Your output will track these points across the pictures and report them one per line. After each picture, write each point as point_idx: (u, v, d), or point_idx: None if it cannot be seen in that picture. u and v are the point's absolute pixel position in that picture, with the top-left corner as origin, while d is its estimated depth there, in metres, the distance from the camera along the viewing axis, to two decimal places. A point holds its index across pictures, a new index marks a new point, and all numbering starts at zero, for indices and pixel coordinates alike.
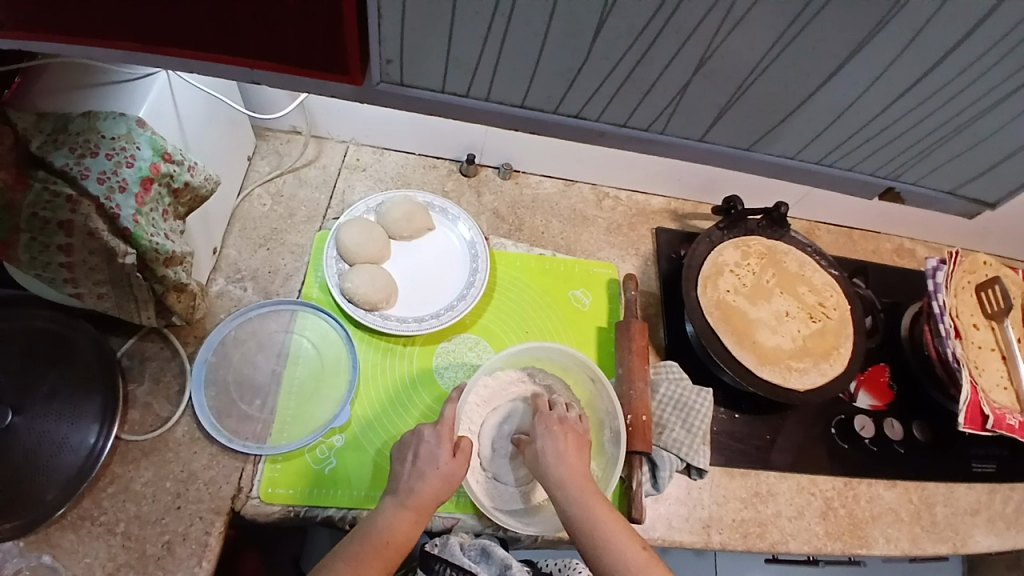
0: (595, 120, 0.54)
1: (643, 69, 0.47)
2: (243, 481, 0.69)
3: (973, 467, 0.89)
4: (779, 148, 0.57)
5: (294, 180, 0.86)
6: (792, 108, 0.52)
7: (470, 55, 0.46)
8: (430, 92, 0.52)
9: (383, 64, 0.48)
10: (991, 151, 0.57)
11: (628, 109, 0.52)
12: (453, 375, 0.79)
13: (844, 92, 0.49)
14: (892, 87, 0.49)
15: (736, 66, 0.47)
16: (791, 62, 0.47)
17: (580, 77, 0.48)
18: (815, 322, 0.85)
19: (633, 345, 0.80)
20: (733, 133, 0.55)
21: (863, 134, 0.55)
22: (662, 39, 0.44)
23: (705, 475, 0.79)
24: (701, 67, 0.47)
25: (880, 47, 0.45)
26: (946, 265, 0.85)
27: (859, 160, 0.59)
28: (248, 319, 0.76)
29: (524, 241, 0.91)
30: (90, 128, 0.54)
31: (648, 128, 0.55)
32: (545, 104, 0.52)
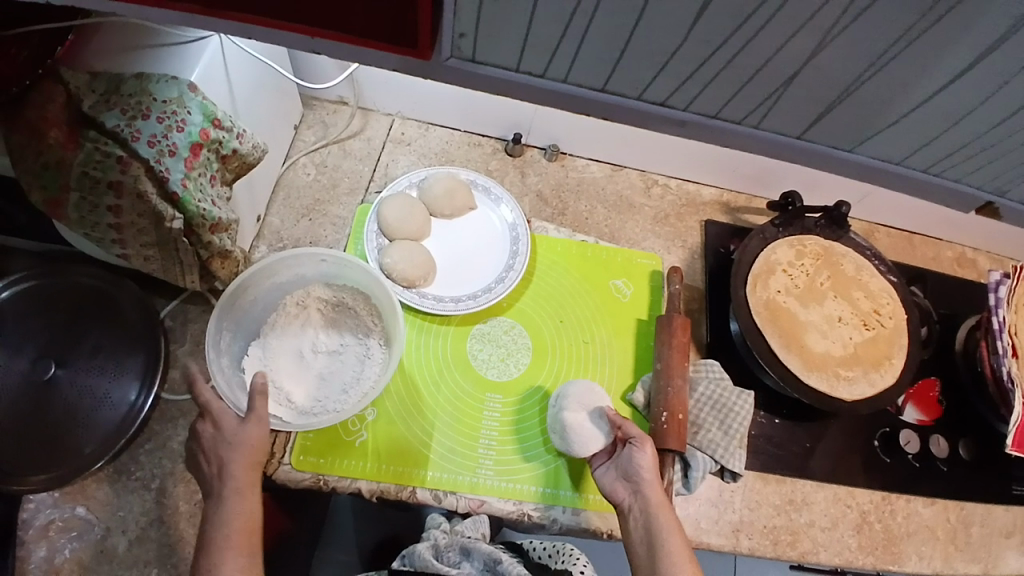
0: (681, 109, 0.51)
1: (746, 57, 0.44)
2: (276, 447, 0.70)
3: (1013, 489, 0.84)
4: (881, 151, 0.53)
5: (339, 151, 0.86)
6: (907, 110, 0.48)
7: (552, 34, 0.44)
8: (502, 71, 0.49)
9: (454, 38, 0.46)
10: None
11: (722, 100, 0.49)
12: (487, 357, 0.78)
13: (964, 94, 0.46)
14: (1022, 93, 0.45)
15: (852, 62, 0.44)
16: (907, 61, 0.43)
17: (674, 61, 0.45)
18: (869, 330, 0.81)
19: (674, 340, 0.77)
20: (837, 133, 0.52)
21: (977, 141, 0.51)
22: (767, 31, 0.42)
23: (738, 479, 0.77)
24: (809, 61, 0.44)
25: (1020, 45, 0.41)
26: (1009, 280, 0.79)
27: (968, 172, 0.55)
28: (274, 279, 0.73)
29: (566, 226, 0.88)
30: (143, 90, 0.54)
31: (742, 120, 0.51)
32: (630, 90, 0.49)
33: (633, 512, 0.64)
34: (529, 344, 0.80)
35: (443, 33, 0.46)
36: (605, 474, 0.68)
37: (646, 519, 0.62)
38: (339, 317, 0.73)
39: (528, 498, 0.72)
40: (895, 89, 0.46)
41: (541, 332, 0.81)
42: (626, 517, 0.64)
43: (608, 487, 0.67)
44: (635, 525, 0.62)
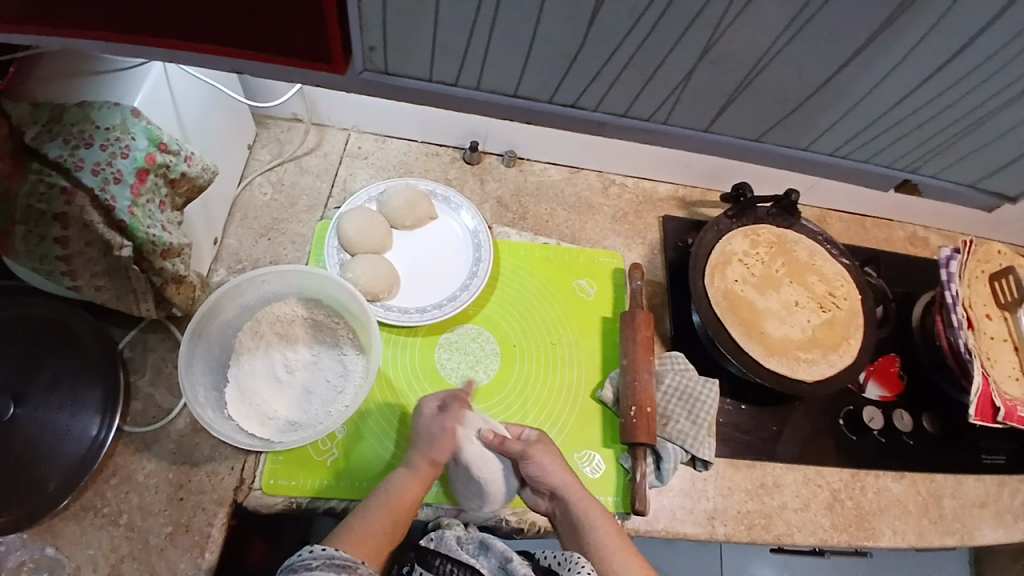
0: (593, 111, 0.57)
1: (642, 56, 0.48)
2: (246, 472, 0.69)
3: (982, 459, 0.87)
4: (783, 140, 0.60)
5: (295, 169, 0.85)
6: (802, 100, 0.53)
7: (457, 42, 0.48)
8: (418, 81, 0.54)
9: (365, 51, 0.50)
10: (1005, 146, 0.60)
11: (627, 99, 0.55)
12: (456, 366, 0.79)
13: (857, 83, 0.50)
14: (911, 74, 0.49)
15: (747, 52, 0.47)
16: (801, 51, 0.47)
17: (575, 65, 0.50)
18: (825, 313, 0.83)
19: (638, 335, 0.79)
20: (738, 125, 0.58)
21: (877, 125, 0.56)
22: (658, 31, 0.45)
23: (710, 467, 0.78)
24: (706, 52, 0.47)
25: (900, 32, 0.44)
26: (959, 253, 0.83)
27: (873, 154, 0.61)
28: (230, 304, 0.72)
29: (527, 230, 0.89)
30: (85, 118, 0.53)
31: (648, 118, 0.57)
32: (541, 93, 0.54)
33: (558, 515, 0.69)
34: (497, 349, 0.80)
35: (354, 47, 0.50)
36: (523, 486, 0.71)
37: (567, 518, 0.68)
38: (311, 336, 0.73)
39: (505, 503, 0.73)
40: (787, 82, 0.51)
41: (509, 337, 0.81)
42: (555, 523, 0.70)
43: (531, 498, 0.71)
44: (562, 526, 0.69)
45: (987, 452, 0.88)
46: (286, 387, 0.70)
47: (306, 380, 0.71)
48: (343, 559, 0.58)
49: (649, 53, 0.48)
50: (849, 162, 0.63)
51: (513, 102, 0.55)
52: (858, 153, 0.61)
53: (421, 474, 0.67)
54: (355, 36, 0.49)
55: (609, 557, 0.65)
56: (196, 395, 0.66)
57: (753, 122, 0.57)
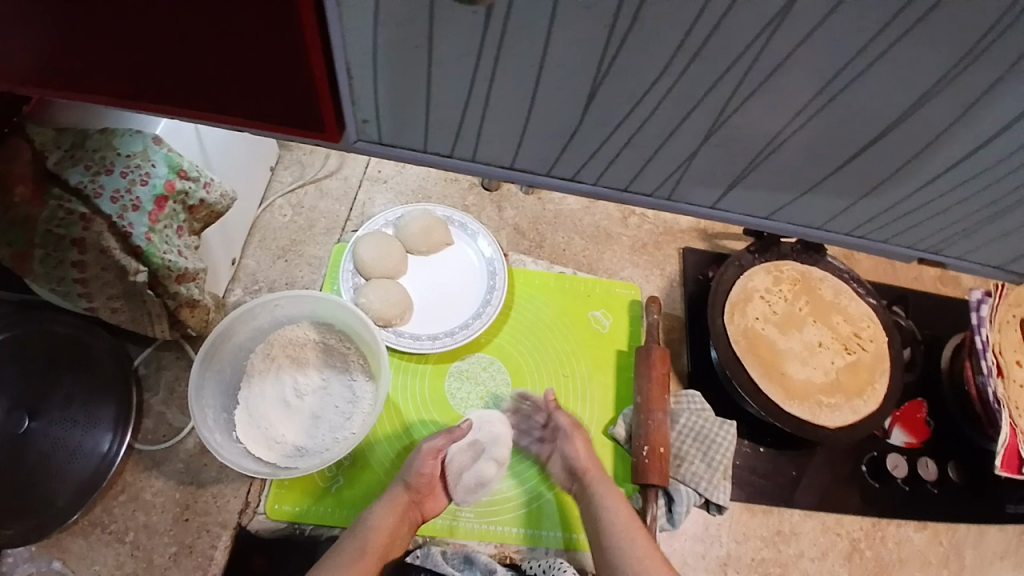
0: (591, 184, 0.51)
1: (643, 137, 0.44)
2: (250, 496, 0.69)
3: (1007, 508, 0.82)
4: (798, 219, 0.53)
5: (315, 191, 0.86)
6: (830, 171, 0.46)
7: (450, 117, 0.44)
8: (412, 151, 0.49)
9: (359, 123, 0.46)
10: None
11: (630, 174, 0.48)
12: (466, 395, 0.78)
13: (877, 165, 0.44)
14: (931, 165, 0.43)
15: (752, 135, 0.43)
16: (812, 140, 0.43)
17: (577, 137, 0.45)
18: (850, 355, 0.80)
19: (653, 372, 0.77)
20: (751, 202, 0.51)
21: (891, 211, 0.50)
22: (662, 111, 0.41)
23: (725, 512, 0.75)
24: (711, 135, 0.43)
25: (926, 121, 0.39)
26: (991, 297, 0.78)
27: (894, 235, 0.53)
28: (243, 327, 0.72)
29: (544, 258, 0.89)
30: (107, 145, 0.54)
31: (652, 193, 0.51)
32: (538, 166, 0.49)
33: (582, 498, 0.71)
34: (508, 380, 0.79)
35: (347, 118, 0.46)
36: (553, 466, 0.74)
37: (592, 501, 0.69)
38: (322, 361, 0.73)
39: (510, 540, 0.71)
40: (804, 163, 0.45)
41: (521, 368, 0.80)
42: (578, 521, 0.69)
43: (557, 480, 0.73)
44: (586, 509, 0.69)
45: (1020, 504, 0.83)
46: (295, 413, 0.70)
47: (315, 406, 0.71)
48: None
49: (648, 135, 0.44)
50: (866, 243, 0.55)
51: (509, 174, 0.50)
52: (876, 234, 0.54)
53: (398, 506, 0.66)
54: (348, 106, 0.45)
55: (626, 533, 0.66)
56: (205, 418, 0.66)
57: (763, 203, 0.51)
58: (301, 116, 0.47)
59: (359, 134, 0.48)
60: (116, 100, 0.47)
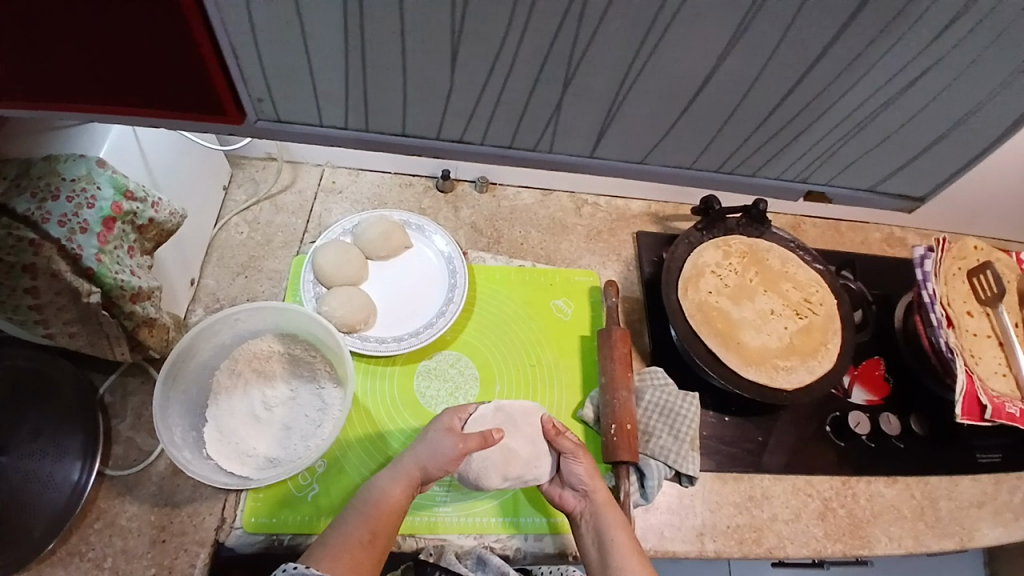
0: (478, 143, 0.65)
1: (506, 95, 0.58)
2: (226, 512, 0.69)
3: (977, 458, 0.86)
4: (671, 160, 0.69)
5: (271, 207, 0.87)
6: (684, 106, 0.60)
7: (334, 89, 0.58)
8: (306, 125, 0.64)
9: (255, 102, 0.60)
10: (896, 156, 0.70)
11: (507, 131, 0.63)
12: (435, 393, 0.78)
13: (724, 99, 0.59)
14: (773, 91, 0.58)
15: (603, 65, 0.54)
16: (646, 99, 0.59)
17: (449, 102, 0.59)
18: (802, 319, 0.83)
19: (615, 352, 0.79)
20: (620, 149, 0.67)
21: (751, 137, 0.65)
22: (514, 75, 0.55)
23: (696, 482, 0.77)
24: (567, 83, 0.56)
25: (746, 47, 0.52)
26: (933, 252, 0.84)
27: (759, 165, 0.71)
28: (205, 346, 0.73)
29: (503, 253, 0.90)
30: (52, 171, 0.55)
31: (534, 146, 0.66)
32: (427, 130, 0.64)
33: (584, 516, 0.70)
34: (476, 374, 0.80)
35: (245, 101, 0.60)
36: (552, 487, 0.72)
37: (595, 520, 0.69)
38: (290, 373, 0.74)
39: (487, 530, 0.72)
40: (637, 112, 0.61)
41: (488, 361, 0.82)
42: (578, 526, 0.70)
43: (558, 500, 0.71)
44: (586, 528, 0.69)
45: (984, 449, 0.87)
46: (265, 425, 0.71)
47: (285, 416, 0.71)
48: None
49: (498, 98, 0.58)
50: (739, 176, 0.72)
51: (459, 147, 0.66)
52: (742, 169, 0.71)
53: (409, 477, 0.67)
54: (243, 90, 0.59)
55: (627, 556, 0.66)
56: (172, 437, 0.67)
57: (636, 147, 0.67)
58: (203, 106, 0.60)
59: (256, 114, 0.62)
60: (37, 104, 0.55)
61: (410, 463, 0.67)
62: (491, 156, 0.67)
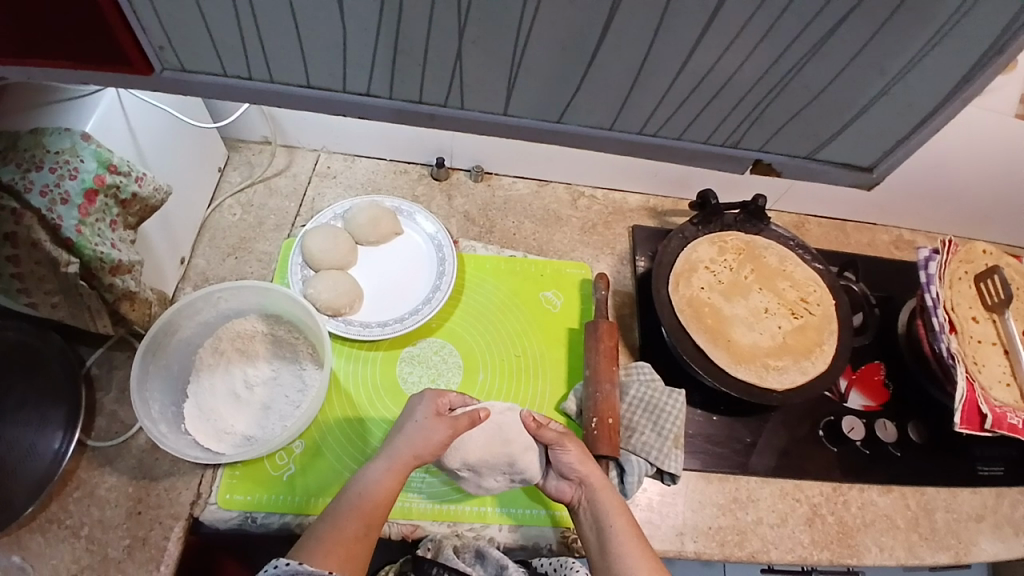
0: (387, 98, 0.59)
1: (407, 43, 0.52)
2: (203, 487, 0.70)
3: (977, 470, 0.83)
4: (586, 120, 0.60)
5: (264, 190, 0.87)
6: (587, 59, 0.53)
7: (231, 34, 0.52)
8: (211, 77, 0.57)
9: (157, 50, 0.55)
10: (838, 116, 0.58)
11: (415, 84, 0.57)
12: (418, 379, 0.78)
13: (631, 43, 0.51)
14: (679, 37, 0.50)
15: (498, 1, 0.48)
16: (544, 46, 0.52)
17: (347, 50, 0.53)
18: (797, 318, 0.81)
19: (601, 345, 0.78)
20: (533, 108, 0.59)
21: (672, 94, 0.56)
22: (407, 10, 0.49)
23: (679, 481, 0.76)
24: (468, 15, 0.49)
25: None
26: (938, 254, 0.81)
27: (683, 126, 0.60)
28: (190, 323, 0.74)
29: (494, 243, 0.90)
30: (36, 144, 0.56)
31: (445, 103, 0.59)
32: (331, 83, 0.58)
33: (582, 504, 0.69)
34: (459, 363, 0.80)
35: (147, 49, 0.55)
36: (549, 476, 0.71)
37: (593, 508, 0.67)
38: (272, 352, 0.74)
39: (463, 519, 0.72)
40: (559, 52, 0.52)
41: (472, 349, 0.81)
42: (576, 513, 0.69)
43: (554, 490, 0.70)
44: (584, 516, 0.68)
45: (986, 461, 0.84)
46: (244, 403, 0.71)
47: (265, 396, 0.72)
48: (309, 574, 0.55)
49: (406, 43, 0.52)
50: (664, 141, 0.62)
51: (344, 97, 0.59)
52: (666, 130, 0.61)
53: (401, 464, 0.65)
54: (142, 36, 0.53)
55: (625, 542, 0.65)
56: (149, 411, 0.67)
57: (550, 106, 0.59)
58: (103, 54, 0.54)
59: (162, 64, 0.56)
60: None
61: (406, 452, 0.66)
62: (397, 111, 0.60)
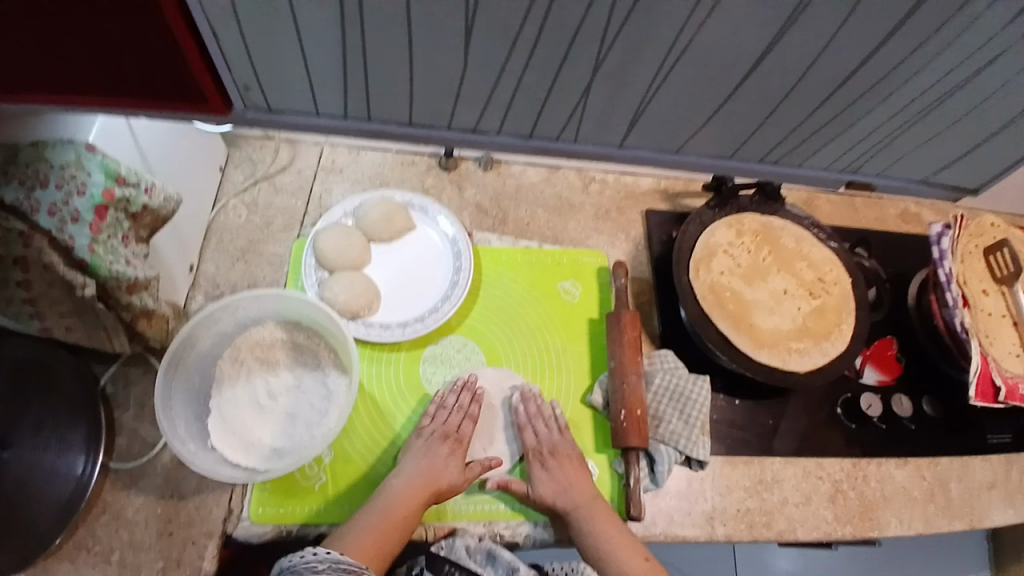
0: (493, 134, 0.59)
1: (529, 75, 0.52)
2: (234, 503, 0.69)
3: (989, 440, 0.86)
4: (709, 150, 0.64)
5: (269, 188, 0.84)
6: (724, 97, 0.56)
7: (330, 68, 0.52)
8: (294, 115, 0.59)
9: (240, 90, 0.55)
10: (971, 131, 0.64)
11: (518, 122, 0.58)
12: (441, 378, 0.77)
13: (774, 79, 0.54)
14: (843, 61, 0.52)
15: (646, 55, 0.51)
16: (683, 80, 0.54)
17: (489, 91, 0.54)
18: (815, 300, 0.81)
19: (624, 337, 0.78)
20: (653, 138, 0.61)
21: (793, 138, 0.62)
22: (544, 37, 0.48)
23: (705, 466, 0.77)
24: (598, 67, 0.52)
25: (808, 25, 0.48)
26: (950, 229, 0.81)
27: (804, 159, 0.66)
28: (207, 336, 0.71)
29: (508, 234, 0.88)
30: (38, 158, 0.52)
31: (558, 136, 0.60)
32: (429, 119, 0.58)
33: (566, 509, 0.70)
34: (483, 360, 0.79)
35: (230, 88, 0.55)
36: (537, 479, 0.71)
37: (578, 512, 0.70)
38: (293, 360, 0.73)
39: (498, 518, 0.72)
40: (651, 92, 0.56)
41: (494, 345, 0.80)
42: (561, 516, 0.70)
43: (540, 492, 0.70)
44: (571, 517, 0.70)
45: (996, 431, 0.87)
46: (270, 414, 0.70)
47: (290, 404, 0.71)
48: (348, 567, 0.60)
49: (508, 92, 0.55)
50: (785, 168, 0.67)
51: (471, 138, 0.60)
52: (788, 159, 0.66)
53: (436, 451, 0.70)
54: (227, 76, 0.54)
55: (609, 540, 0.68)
56: (175, 430, 0.66)
57: (668, 139, 0.62)
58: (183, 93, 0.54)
59: (244, 103, 0.57)
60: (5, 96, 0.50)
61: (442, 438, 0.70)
62: (510, 147, 0.60)
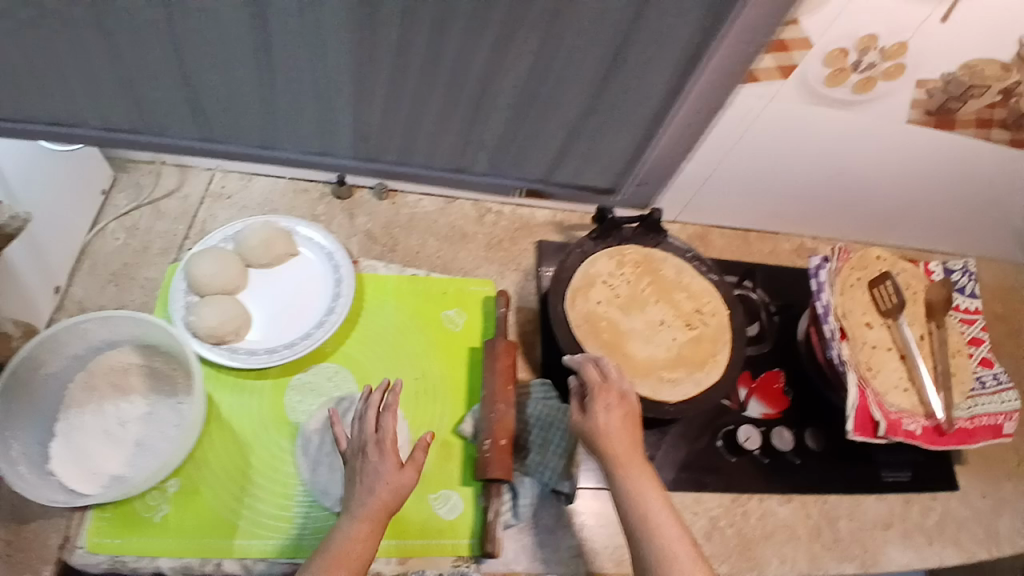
0: (277, 150, 0.81)
1: (285, 112, 0.75)
2: (71, 529, 0.67)
3: (884, 477, 0.87)
4: (485, 168, 0.87)
5: (152, 213, 0.84)
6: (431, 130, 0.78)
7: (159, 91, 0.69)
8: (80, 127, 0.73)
9: None
10: (594, 135, 0.81)
11: (302, 140, 0.80)
12: (306, 408, 0.76)
13: (392, 109, 0.75)
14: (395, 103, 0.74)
15: (382, 100, 0.73)
16: (383, 116, 0.76)
17: (278, 118, 0.76)
18: (692, 330, 0.81)
19: (498, 364, 0.77)
20: (394, 154, 0.83)
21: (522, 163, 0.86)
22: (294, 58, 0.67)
23: (574, 500, 0.75)
24: (356, 86, 0.70)
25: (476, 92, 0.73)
26: (828, 261, 0.83)
27: (470, 167, 0.86)
28: (58, 361, 0.70)
29: (397, 262, 0.88)
30: None
31: (349, 156, 0.83)
32: (242, 143, 0.80)
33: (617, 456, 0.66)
34: (354, 390, 0.77)
35: None
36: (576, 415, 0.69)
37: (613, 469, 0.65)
38: (147, 388, 0.72)
39: None
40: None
41: (368, 373, 0.79)
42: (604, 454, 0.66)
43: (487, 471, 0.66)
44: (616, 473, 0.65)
45: (894, 470, 0.89)
46: (116, 443, 0.68)
47: (140, 433, 0.69)
48: None
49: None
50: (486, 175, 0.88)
51: (164, 138, 0.77)
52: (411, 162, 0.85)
53: (370, 513, 0.61)
54: None
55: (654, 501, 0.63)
56: (7, 453, 0.64)
57: (377, 157, 0.84)
58: None
59: None
60: None
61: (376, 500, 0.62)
62: (306, 160, 0.83)
